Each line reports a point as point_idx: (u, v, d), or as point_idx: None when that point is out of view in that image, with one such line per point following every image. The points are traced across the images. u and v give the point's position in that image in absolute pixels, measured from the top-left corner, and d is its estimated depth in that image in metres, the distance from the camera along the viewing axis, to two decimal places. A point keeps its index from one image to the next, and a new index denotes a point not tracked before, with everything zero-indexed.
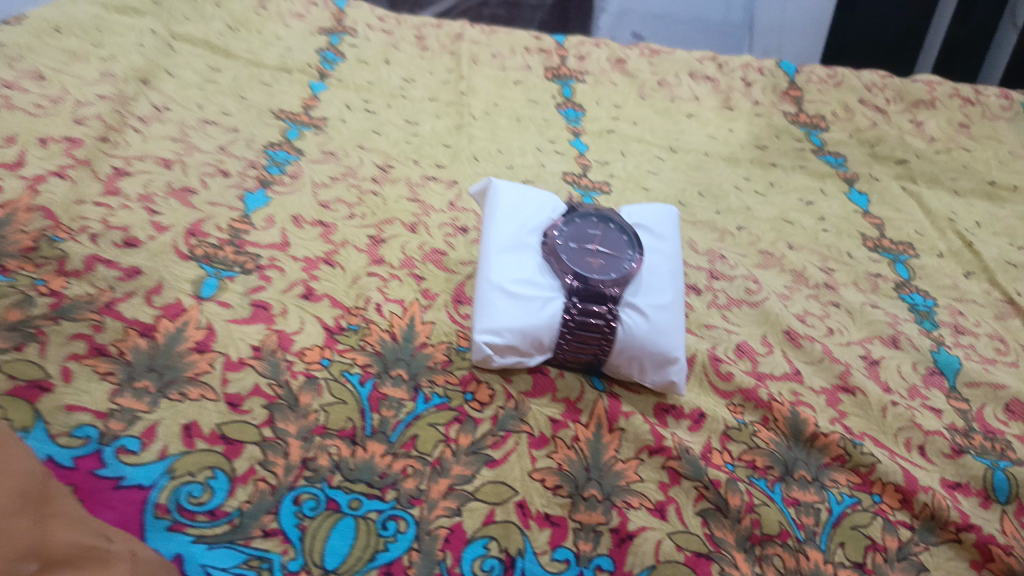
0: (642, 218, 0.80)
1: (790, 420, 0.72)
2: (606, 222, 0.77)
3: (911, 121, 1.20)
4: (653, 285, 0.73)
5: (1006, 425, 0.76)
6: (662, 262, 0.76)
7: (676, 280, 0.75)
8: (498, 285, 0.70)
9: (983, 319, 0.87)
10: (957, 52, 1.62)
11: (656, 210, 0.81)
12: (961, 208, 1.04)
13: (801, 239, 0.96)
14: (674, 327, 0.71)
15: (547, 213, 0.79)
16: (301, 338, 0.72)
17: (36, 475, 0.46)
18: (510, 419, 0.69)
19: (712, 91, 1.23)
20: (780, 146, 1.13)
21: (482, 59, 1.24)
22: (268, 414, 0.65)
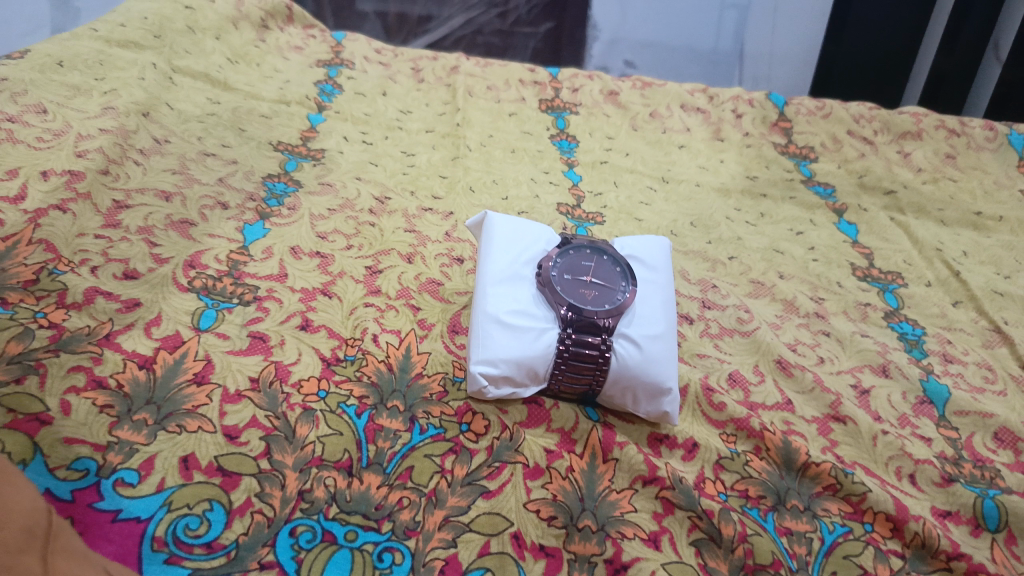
0: (635, 250, 0.81)
1: (782, 449, 0.73)
2: (600, 254, 0.78)
3: (898, 152, 1.22)
4: (646, 316, 0.74)
5: (995, 453, 0.77)
6: (655, 292, 0.77)
7: (669, 311, 0.76)
8: (494, 316, 0.71)
9: (971, 348, 0.89)
10: (943, 83, 1.67)
11: (649, 242, 0.83)
12: (948, 238, 1.06)
13: (791, 269, 0.97)
14: (667, 357, 0.72)
15: (542, 245, 0.80)
16: (298, 369, 0.73)
17: (40, 512, 0.47)
18: (506, 450, 0.70)
19: (703, 123, 1.25)
20: (770, 177, 1.15)
21: (477, 92, 1.26)
22: (265, 446, 0.66)
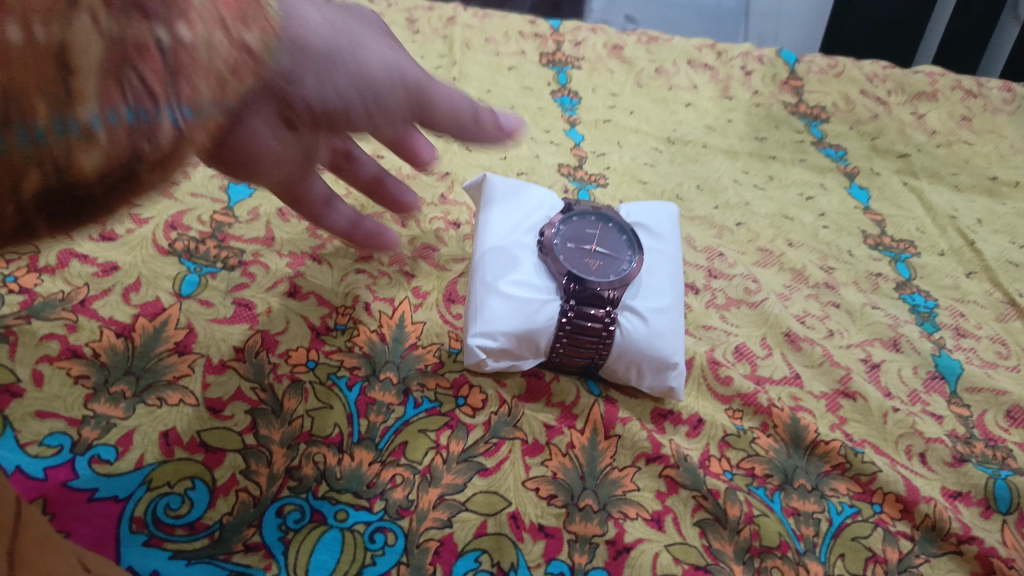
0: (641, 217, 0.78)
1: (790, 426, 0.70)
2: (605, 221, 0.74)
3: (912, 113, 1.18)
4: (652, 288, 0.71)
5: (1007, 433, 0.74)
6: (662, 263, 0.74)
7: (675, 283, 0.73)
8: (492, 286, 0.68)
9: (984, 321, 0.86)
10: (957, 45, 1.59)
11: (656, 209, 0.79)
12: (961, 204, 1.03)
13: (800, 237, 0.94)
14: (674, 331, 0.69)
15: (544, 212, 0.76)
16: (285, 339, 0.69)
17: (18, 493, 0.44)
18: (504, 426, 0.67)
19: (710, 80, 1.20)
20: (779, 138, 1.11)
21: (475, 44, 1.19)
22: (250, 420, 0.63)
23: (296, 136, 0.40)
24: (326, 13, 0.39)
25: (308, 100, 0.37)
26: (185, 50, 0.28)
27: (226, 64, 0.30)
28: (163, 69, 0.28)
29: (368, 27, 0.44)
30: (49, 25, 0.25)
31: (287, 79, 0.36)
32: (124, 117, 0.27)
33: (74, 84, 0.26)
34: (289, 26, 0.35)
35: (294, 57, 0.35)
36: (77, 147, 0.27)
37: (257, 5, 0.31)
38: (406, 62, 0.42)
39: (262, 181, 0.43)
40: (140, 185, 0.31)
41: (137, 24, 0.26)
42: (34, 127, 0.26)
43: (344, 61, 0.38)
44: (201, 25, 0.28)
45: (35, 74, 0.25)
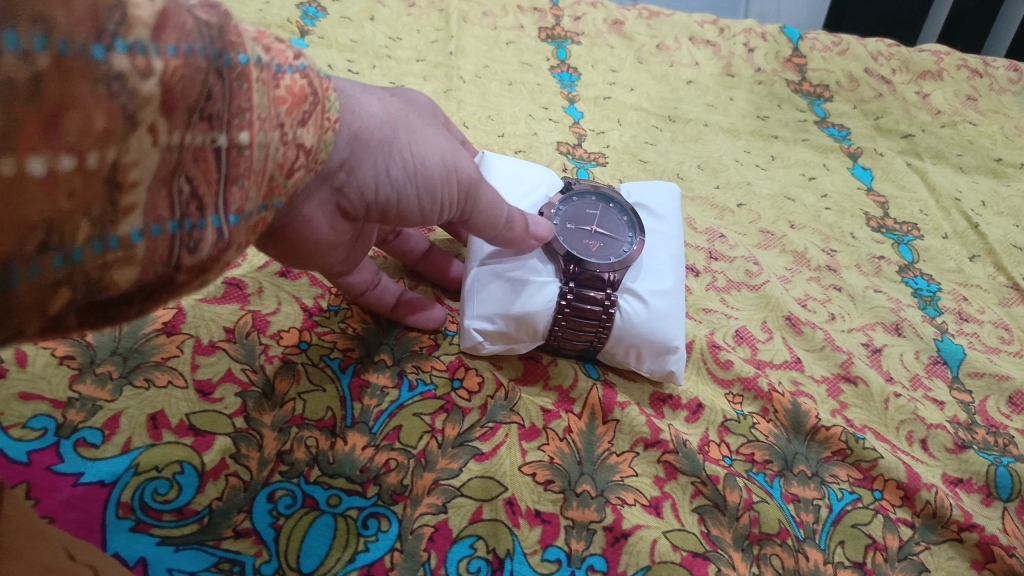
0: (642, 197, 0.76)
1: (790, 411, 0.69)
2: (605, 201, 0.72)
3: (917, 92, 1.16)
4: (653, 270, 0.70)
5: (1009, 419, 0.73)
6: (663, 245, 0.72)
7: (677, 265, 0.71)
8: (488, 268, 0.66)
9: (987, 306, 0.85)
10: (963, 22, 1.58)
11: (657, 189, 0.77)
12: (966, 186, 1.01)
13: (803, 218, 0.92)
14: (674, 314, 0.68)
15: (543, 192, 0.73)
16: (277, 320, 0.69)
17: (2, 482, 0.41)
18: (500, 410, 0.66)
19: (712, 57, 1.17)
20: (782, 117, 1.09)
21: (472, 18, 1.17)
22: (241, 403, 0.62)
23: (349, 216, 0.51)
24: (390, 109, 0.50)
25: (359, 185, 0.48)
26: (236, 154, 0.35)
27: (279, 163, 0.38)
28: (214, 175, 0.34)
29: (425, 118, 0.53)
30: (104, 152, 0.27)
31: (345, 165, 0.46)
32: (166, 227, 0.32)
33: (125, 204, 0.29)
34: (353, 127, 0.46)
35: (352, 150, 0.46)
36: (118, 263, 0.30)
37: (317, 108, 0.41)
38: (459, 158, 0.52)
39: (321, 256, 0.54)
40: (171, 289, 0.35)
41: (197, 136, 0.32)
42: (74, 250, 0.27)
43: (398, 152, 0.48)
44: (257, 140, 0.36)
45: (89, 199, 0.27)
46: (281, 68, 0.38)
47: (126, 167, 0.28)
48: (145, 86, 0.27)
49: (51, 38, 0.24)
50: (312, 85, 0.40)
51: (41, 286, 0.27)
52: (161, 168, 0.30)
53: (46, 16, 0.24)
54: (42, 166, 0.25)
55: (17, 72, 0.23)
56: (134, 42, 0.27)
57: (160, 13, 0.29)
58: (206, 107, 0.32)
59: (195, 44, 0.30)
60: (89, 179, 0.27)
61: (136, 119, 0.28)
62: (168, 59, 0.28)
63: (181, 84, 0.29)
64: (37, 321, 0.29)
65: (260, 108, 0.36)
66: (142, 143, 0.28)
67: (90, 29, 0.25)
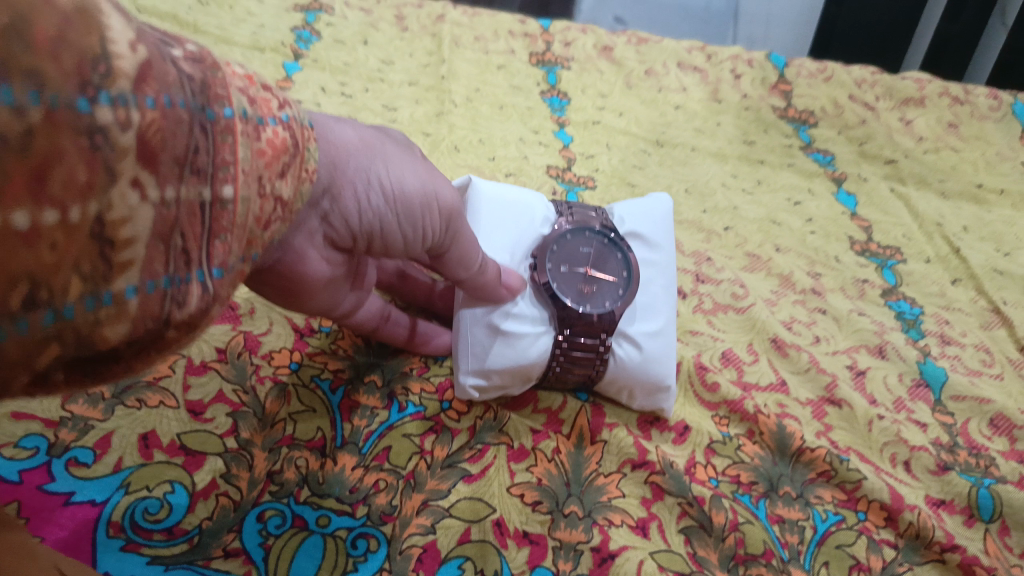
0: (636, 224, 0.74)
1: (775, 433, 0.70)
2: (600, 236, 0.70)
3: (900, 119, 1.18)
4: (646, 307, 0.70)
5: (991, 441, 0.74)
6: (656, 278, 0.72)
7: (670, 299, 0.71)
8: (481, 320, 0.66)
9: (970, 329, 0.86)
10: (946, 51, 1.61)
11: (650, 210, 0.75)
12: (948, 211, 1.03)
13: (788, 242, 0.93)
14: (667, 353, 0.69)
15: (533, 227, 0.72)
16: (268, 340, 0.70)
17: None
18: (489, 431, 0.66)
19: (700, 82, 1.20)
20: (768, 142, 1.11)
21: (464, 42, 1.19)
22: (231, 423, 0.62)
23: (337, 246, 0.52)
24: (364, 135, 0.51)
25: (344, 212, 0.49)
26: (220, 208, 0.35)
27: (257, 217, 0.39)
28: (201, 229, 0.34)
29: (403, 147, 0.55)
30: (86, 206, 0.27)
31: (328, 192, 0.47)
32: (160, 282, 0.32)
33: (120, 260, 0.30)
34: (331, 154, 0.47)
35: (333, 177, 0.47)
36: (107, 319, 0.30)
37: (297, 160, 0.41)
38: (438, 182, 0.53)
39: (314, 293, 0.55)
40: (162, 344, 0.35)
41: (188, 189, 0.32)
42: (64, 306, 0.28)
43: (377, 178, 0.49)
44: (241, 194, 0.36)
45: (76, 252, 0.27)
46: (264, 120, 0.38)
47: (115, 224, 0.29)
48: (123, 137, 0.28)
49: (44, 93, 0.24)
50: (293, 134, 0.41)
51: (30, 340, 0.27)
52: (156, 225, 0.31)
53: (38, 70, 0.24)
54: (26, 219, 0.25)
55: (11, 126, 0.23)
56: (119, 95, 0.27)
57: (142, 63, 0.29)
58: (195, 161, 0.32)
59: (175, 96, 0.31)
60: (71, 234, 0.27)
61: (116, 172, 0.28)
62: (146, 112, 0.29)
63: (159, 136, 0.30)
64: (25, 373, 0.29)
65: (244, 161, 0.36)
66: (126, 197, 0.29)
67: (76, 83, 0.25)
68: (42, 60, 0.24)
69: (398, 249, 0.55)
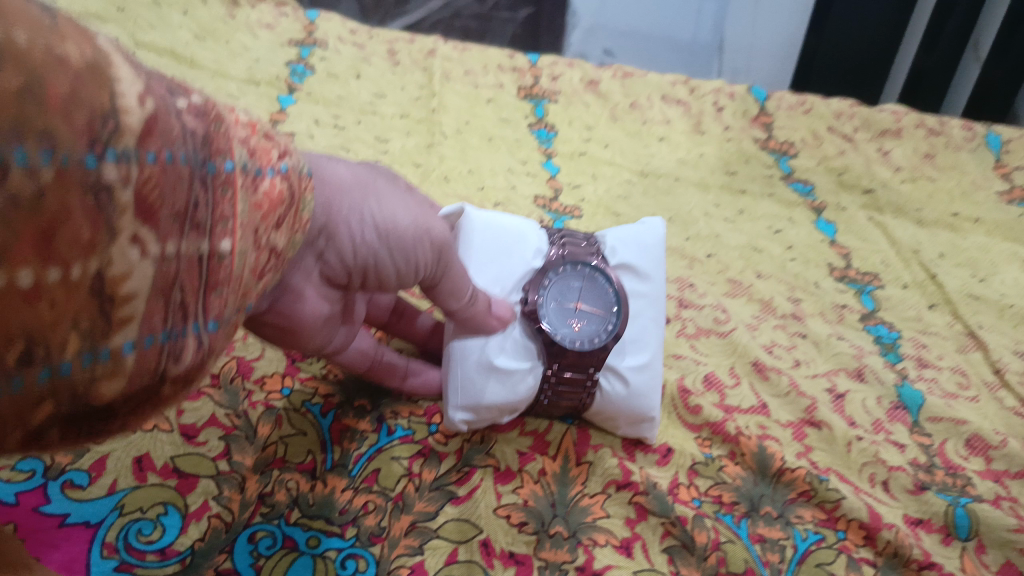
0: (625, 255, 0.73)
1: (756, 454, 0.72)
2: (591, 269, 0.69)
3: (878, 150, 1.21)
4: (634, 340, 0.70)
5: (967, 461, 0.76)
6: (644, 310, 0.71)
7: (658, 333, 0.71)
8: (475, 358, 0.65)
9: (946, 353, 0.89)
10: (923, 81, 1.65)
11: (641, 237, 0.74)
12: (925, 239, 1.06)
13: (769, 268, 0.96)
14: (654, 385, 0.70)
15: (525, 259, 0.70)
16: (261, 365, 0.71)
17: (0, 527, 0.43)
18: (476, 454, 0.68)
19: (683, 115, 1.23)
20: (750, 172, 1.14)
21: (454, 76, 1.22)
22: (224, 446, 0.64)
23: (335, 284, 0.55)
24: (358, 174, 0.54)
25: (340, 250, 0.51)
26: (217, 261, 0.38)
27: (253, 267, 0.42)
28: (198, 283, 0.37)
29: (395, 183, 0.57)
30: (87, 264, 0.30)
31: (323, 232, 0.50)
32: (157, 338, 0.35)
33: (119, 316, 0.33)
34: (323, 195, 0.50)
35: (327, 217, 0.50)
36: (104, 375, 0.33)
37: (291, 211, 0.45)
38: (429, 215, 0.56)
39: (317, 334, 0.58)
40: (156, 399, 0.38)
41: (187, 245, 0.36)
42: (61, 364, 0.31)
43: (371, 215, 0.52)
44: (237, 247, 0.39)
45: (73, 310, 0.30)
46: (262, 171, 0.42)
47: (115, 279, 0.31)
48: (123, 195, 0.31)
49: (56, 153, 0.27)
50: (290, 185, 0.45)
51: (27, 397, 0.30)
52: (155, 281, 0.34)
53: (51, 130, 0.27)
54: (30, 277, 0.28)
55: (23, 186, 0.26)
56: (123, 150, 0.30)
57: (149, 117, 0.31)
58: (194, 216, 0.36)
59: (177, 151, 0.34)
60: (72, 291, 0.30)
61: (116, 230, 0.31)
62: (146, 166, 0.31)
63: (158, 191, 0.32)
64: (19, 431, 0.32)
65: (242, 216, 0.40)
66: (126, 254, 0.31)
67: (86, 140, 0.28)
68: (55, 119, 0.27)
69: (394, 285, 0.57)
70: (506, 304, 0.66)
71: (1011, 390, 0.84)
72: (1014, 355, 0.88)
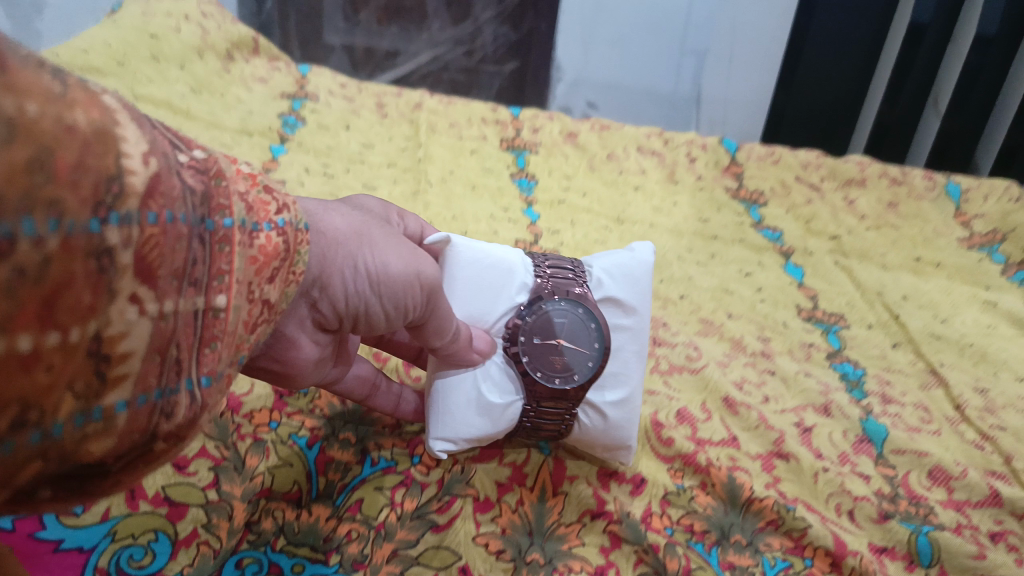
0: (613, 286, 0.73)
1: (726, 484, 0.74)
2: (574, 307, 0.70)
3: (844, 199, 1.28)
4: (614, 373, 0.72)
5: (930, 491, 0.79)
6: (628, 343, 0.72)
7: (640, 366, 0.72)
8: (458, 393, 0.68)
9: (909, 389, 0.92)
10: (888, 134, 1.80)
11: (630, 268, 0.74)
12: (889, 281, 1.11)
13: (739, 309, 1.01)
14: (633, 417, 0.72)
15: (509, 294, 0.71)
16: (250, 400, 0.74)
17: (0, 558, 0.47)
18: (456, 483, 0.70)
19: (658, 165, 1.29)
20: (721, 219, 1.20)
21: (440, 128, 1.28)
22: (213, 476, 0.66)
23: (326, 327, 0.57)
24: (353, 222, 0.55)
25: (331, 299, 0.54)
26: (212, 316, 0.41)
27: (245, 320, 0.44)
28: (193, 338, 0.40)
29: (388, 228, 0.59)
30: (85, 327, 0.32)
31: (317, 282, 0.52)
32: (150, 396, 0.37)
33: (114, 374, 0.35)
34: (319, 247, 0.52)
35: (321, 270, 0.52)
36: (95, 435, 0.35)
37: (283, 266, 0.46)
38: (422, 262, 0.57)
39: (304, 373, 0.60)
40: (148, 456, 0.40)
41: (186, 301, 0.38)
42: (53, 425, 0.33)
43: (364, 265, 0.54)
44: (232, 303, 0.42)
45: (70, 372, 0.32)
46: (258, 226, 0.44)
47: (112, 339, 0.34)
48: (123, 256, 0.33)
49: (62, 220, 0.30)
50: (286, 241, 0.46)
51: (18, 459, 0.32)
52: (152, 339, 0.36)
53: (59, 200, 0.30)
54: (29, 342, 0.30)
55: (31, 257, 0.29)
56: (126, 214, 0.33)
57: (152, 178, 0.35)
58: (191, 273, 0.39)
59: (177, 212, 0.37)
60: (69, 354, 0.32)
61: (115, 292, 0.33)
62: (147, 226, 0.34)
63: (157, 249, 0.35)
64: (7, 490, 0.34)
65: (238, 271, 0.42)
66: (124, 313, 0.34)
67: (91, 207, 0.31)
68: (63, 189, 0.30)
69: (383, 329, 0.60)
70: (484, 336, 0.68)
71: (971, 424, 0.88)
72: (974, 392, 0.92)
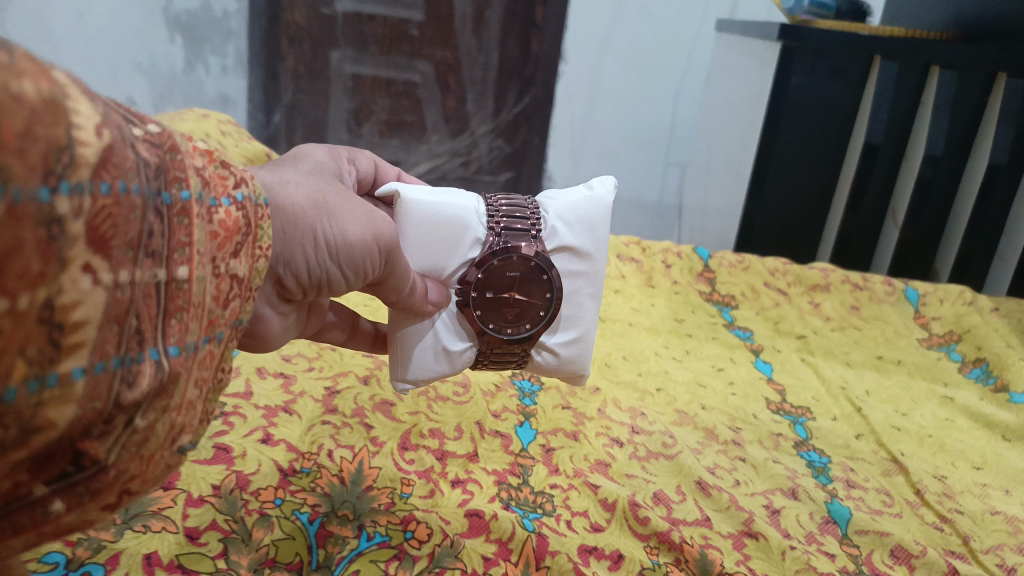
0: (565, 232, 0.77)
1: (699, 560, 0.79)
2: (526, 261, 0.74)
3: (809, 302, 1.38)
4: (568, 317, 0.79)
5: (892, 568, 0.83)
6: (581, 286, 0.78)
7: (592, 306, 0.80)
8: (415, 340, 0.75)
9: (872, 475, 0.99)
10: (850, 244, 1.95)
11: (580, 209, 0.77)
12: (852, 377, 1.20)
13: (712, 401, 1.09)
14: (583, 352, 0.80)
15: (462, 250, 0.74)
16: (257, 479, 0.81)
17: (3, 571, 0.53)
18: (446, 556, 0.75)
19: (636, 271, 1.41)
20: (696, 319, 1.32)
21: None
22: (222, 546, 0.71)
23: (290, 297, 0.62)
24: (310, 193, 0.58)
25: (296, 270, 0.57)
26: (176, 288, 0.41)
27: (215, 293, 0.46)
28: (156, 309, 0.40)
29: (342, 188, 0.61)
30: (35, 294, 0.31)
31: (281, 257, 0.56)
32: (109, 364, 0.36)
33: (70, 342, 0.34)
34: (280, 223, 0.55)
35: (284, 245, 0.56)
36: (51, 401, 0.34)
37: (247, 241, 0.49)
38: (378, 222, 0.61)
39: (273, 344, 0.65)
40: (131, 435, 0.40)
41: (144, 271, 0.39)
42: (7, 389, 0.32)
43: (323, 234, 0.57)
44: (194, 274, 0.43)
45: (23, 336, 0.32)
46: (217, 202, 0.46)
47: (65, 307, 0.33)
48: (74, 224, 0.33)
49: (9, 187, 0.29)
50: (247, 215, 0.49)
51: None
52: (108, 307, 0.36)
53: (7, 167, 0.29)
54: None
55: None
56: (76, 183, 0.33)
57: (104, 149, 0.35)
58: (149, 245, 0.39)
59: (129, 183, 0.37)
60: (18, 321, 0.31)
61: (67, 260, 0.33)
62: (100, 196, 0.34)
63: (108, 218, 0.35)
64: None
65: (198, 244, 0.43)
66: (77, 282, 0.33)
67: (41, 174, 0.31)
68: (12, 156, 0.29)
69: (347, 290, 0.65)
70: (438, 287, 0.73)
71: (930, 507, 0.93)
72: (933, 479, 0.99)
